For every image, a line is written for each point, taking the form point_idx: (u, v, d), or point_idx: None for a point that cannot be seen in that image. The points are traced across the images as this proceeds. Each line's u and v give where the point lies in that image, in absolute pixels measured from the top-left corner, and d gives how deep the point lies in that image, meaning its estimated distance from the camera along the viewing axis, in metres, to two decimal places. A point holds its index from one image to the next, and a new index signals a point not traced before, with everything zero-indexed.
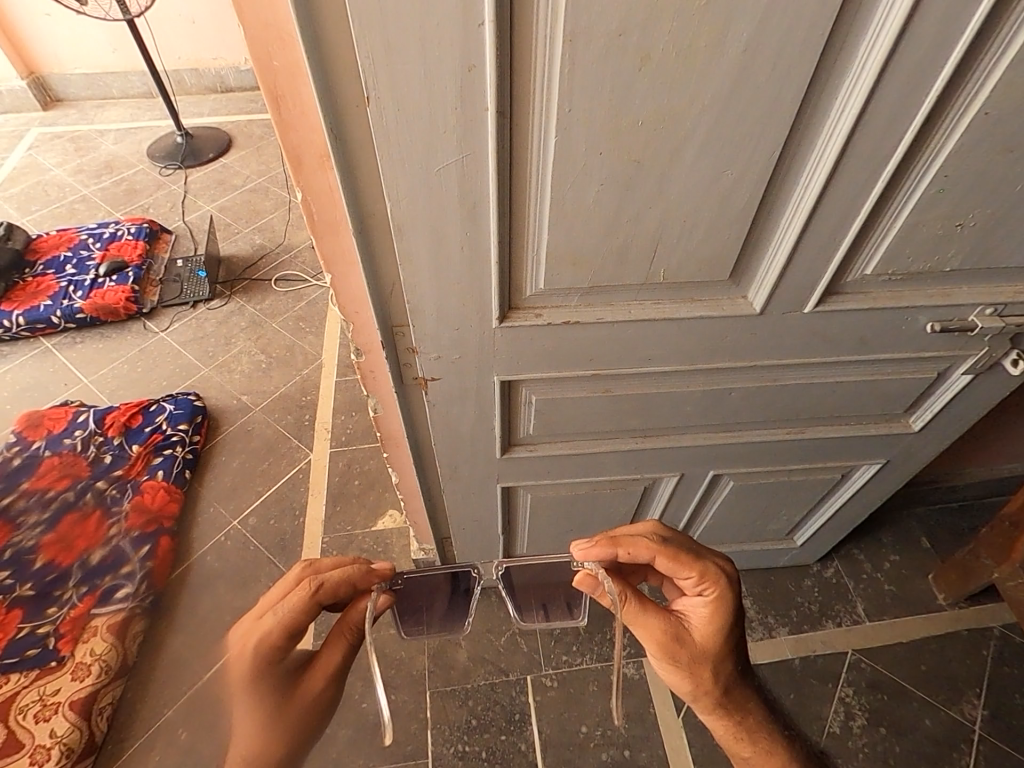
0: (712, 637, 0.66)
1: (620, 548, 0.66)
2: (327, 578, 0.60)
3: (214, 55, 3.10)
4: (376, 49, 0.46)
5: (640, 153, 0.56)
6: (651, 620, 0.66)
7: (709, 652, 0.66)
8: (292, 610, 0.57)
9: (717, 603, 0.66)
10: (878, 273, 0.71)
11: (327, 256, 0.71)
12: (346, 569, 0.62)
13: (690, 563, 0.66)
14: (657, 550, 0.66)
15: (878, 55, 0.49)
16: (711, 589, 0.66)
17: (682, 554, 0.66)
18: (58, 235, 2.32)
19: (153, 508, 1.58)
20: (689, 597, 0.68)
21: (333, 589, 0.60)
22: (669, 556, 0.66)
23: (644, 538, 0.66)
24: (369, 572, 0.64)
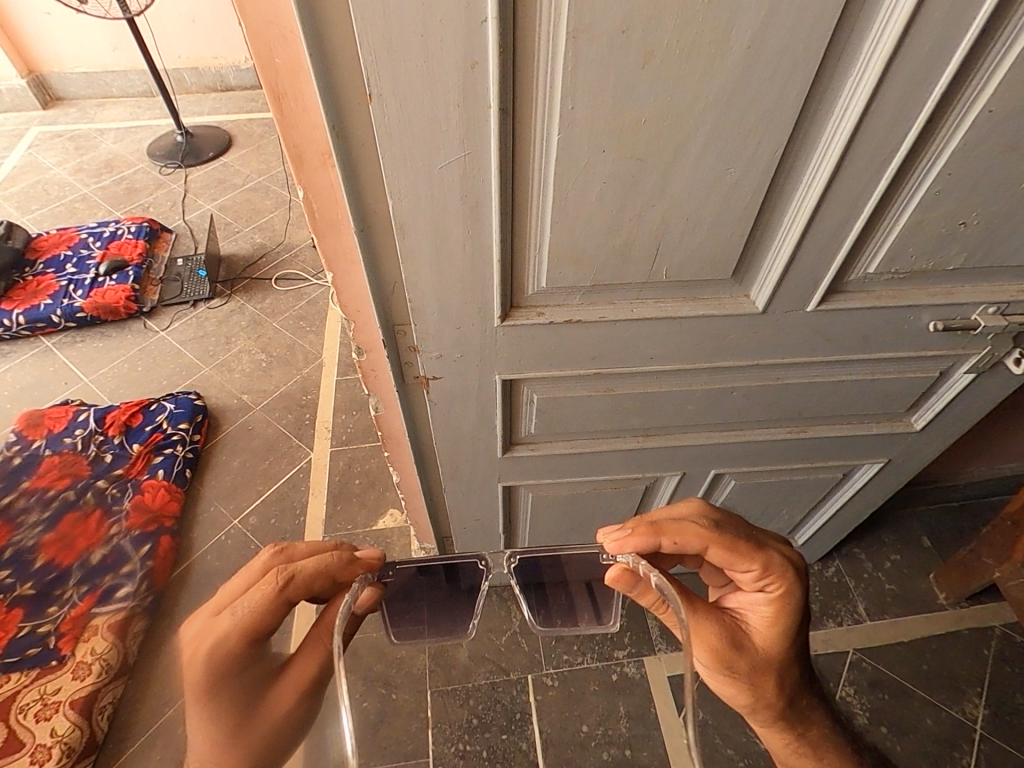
0: (773, 634, 0.63)
1: (664, 535, 0.60)
2: (298, 570, 0.55)
3: (214, 54, 3.10)
4: (378, 46, 0.46)
5: (642, 151, 0.55)
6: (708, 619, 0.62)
7: (771, 649, 0.63)
8: (256, 607, 0.52)
9: (782, 597, 0.62)
10: (881, 272, 0.71)
11: (328, 255, 0.71)
12: (322, 560, 0.57)
13: (750, 553, 0.62)
14: (710, 537, 0.60)
15: (883, 53, 0.49)
16: (775, 581, 0.62)
17: (741, 543, 0.62)
18: (58, 234, 2.32)
19: (154, 508, 1.57)
20: (751, 592, 0.64)
21: (305, 581, 0.55)
22: (723, 544, 0.61)
23: (693, 523, 0.61)
24: (351, 562, 0.60)
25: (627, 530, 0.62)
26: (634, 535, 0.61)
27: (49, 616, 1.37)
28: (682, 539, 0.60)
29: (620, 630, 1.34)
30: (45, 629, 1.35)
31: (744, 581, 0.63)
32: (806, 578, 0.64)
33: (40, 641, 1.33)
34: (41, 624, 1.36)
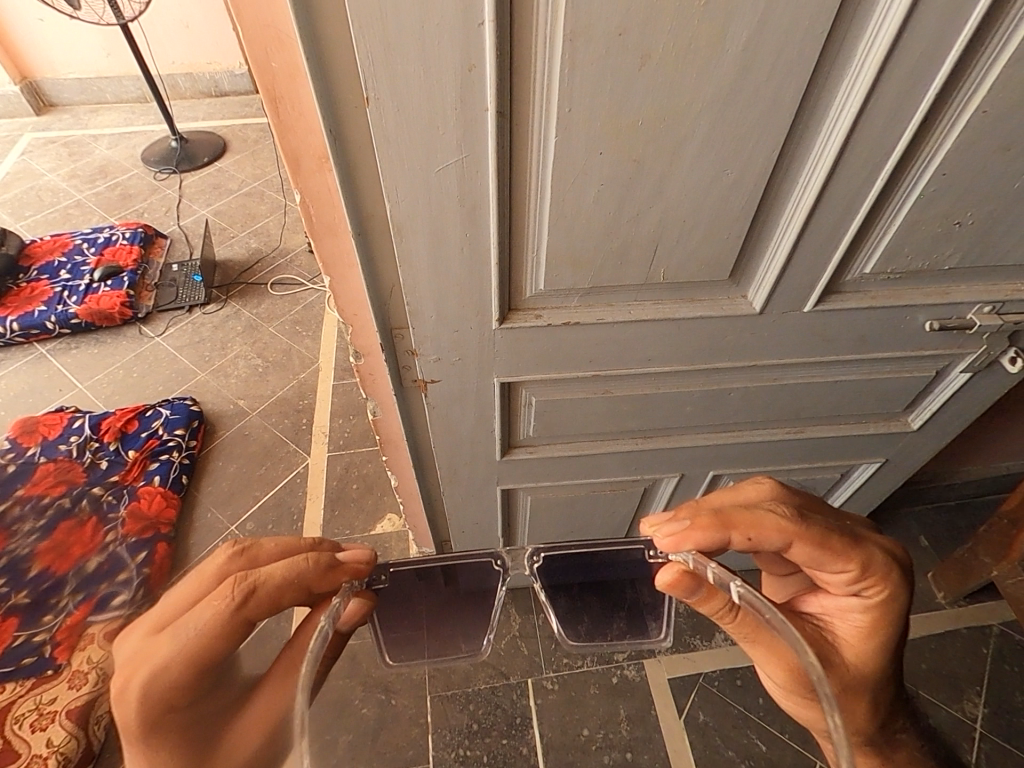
0: (863, 630, 0.59)
1: (736, 530, 0.55)
2: (262, 581, 0.51)
3: (208, 60, 3.10)
4: (376, 49, 0.46)
5: (640, 153, 0.56)
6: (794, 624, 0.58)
7: (862, 648, 0.60)
8: (207, 624, 0.48)
9: (873, 594, 0.59)
10: (877, 272, 0.71)
11: (326, 259, 0.71)
12: (290, 568, 0.53)
13: (845, 551, 0.58)
14: (794, 533, 0.56)
15: (878, 54, 0.49)
16: (869, 581, 0.58)
17: (835, 541, 0.58)
18: (52, 240, 2.31)
19: (150, 514, 1.56)
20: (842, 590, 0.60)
21: (269, 593, 0.51)
22: (809, 540, 0.57)
23: (776, 518, 0.55)
24: (325, 570, 0.56)
25: (685, 523, 0.56)
26: (694, 527, 0.56)
27: (45, 625, 1.36)
28: (758, 533, 0.54)
29: None
30: (41, 638, 1.33)
31: (839, 580, 0.60)
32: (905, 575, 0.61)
33: (36, 650, 1.31)
34: (37, 633, 1.35)
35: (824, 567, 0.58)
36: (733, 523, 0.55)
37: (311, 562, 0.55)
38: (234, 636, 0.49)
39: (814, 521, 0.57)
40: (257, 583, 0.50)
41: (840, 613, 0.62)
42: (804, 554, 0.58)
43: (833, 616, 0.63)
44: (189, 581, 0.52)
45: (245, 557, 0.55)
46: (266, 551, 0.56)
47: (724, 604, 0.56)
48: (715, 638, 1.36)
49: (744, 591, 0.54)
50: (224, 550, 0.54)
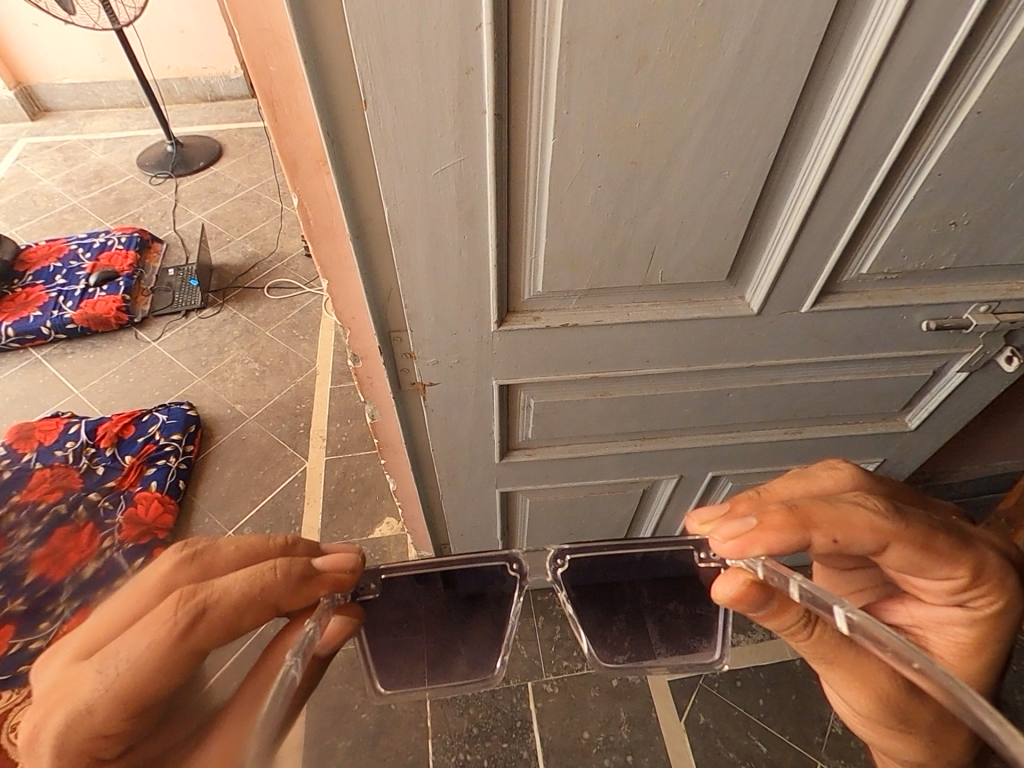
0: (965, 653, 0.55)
1: (818, 530, 0.47)
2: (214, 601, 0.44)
3: (203, 64, 3.10)
4: (373, 52, 0.46)
5: (637, 155, 0.56)
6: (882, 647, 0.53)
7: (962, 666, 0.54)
8: (143, 652, 0.40)
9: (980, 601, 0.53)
10: (873, 272, 0.72)
11: (323, 262, 0.70)
12: (250, 581, 0.46)
13: (954, 557, 0.52)
14: (891, 536, 0.48)
15: (873, 55, 0.50)
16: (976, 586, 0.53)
17: (944, 545, 0.51)
18: (47, 245, 2.30)
19: (147, 520, 1.55)
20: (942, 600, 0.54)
21: (223, 614, 0.44)
22: (913, 543, 0.49)
23: (869, 518, 0.48)
24: (295, 585, 0.50)
25: (751, 525, 0.48)
26: (764, 531, 0.47)
27: (41, 632, 1.35)
28: (848, 535, 0.47)
29: None
30: (37, 646, 1.32)
31: (940, 590, 0.54)
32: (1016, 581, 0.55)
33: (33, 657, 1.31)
34: (33, 640, 1.34)
35: (925, 572, 0.52)
36: (814, 523, 0.47)
37: (277, 572, 0.49)
38: (177, 670, 0.41)
39: (912, 520, 0.50)
40: (207, 601, 0.43)
41: (938, 626, 0.56)
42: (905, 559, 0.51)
43: (927, 628, 0.56)
44: (128, 596, 0.46)
45: (195, 568, 0.49)
46: (221, 558, 0.51)
47: (797, 618, 0.52)
48: None
49: (856, 615, 0.47)
50: (171, 557, 0.49)
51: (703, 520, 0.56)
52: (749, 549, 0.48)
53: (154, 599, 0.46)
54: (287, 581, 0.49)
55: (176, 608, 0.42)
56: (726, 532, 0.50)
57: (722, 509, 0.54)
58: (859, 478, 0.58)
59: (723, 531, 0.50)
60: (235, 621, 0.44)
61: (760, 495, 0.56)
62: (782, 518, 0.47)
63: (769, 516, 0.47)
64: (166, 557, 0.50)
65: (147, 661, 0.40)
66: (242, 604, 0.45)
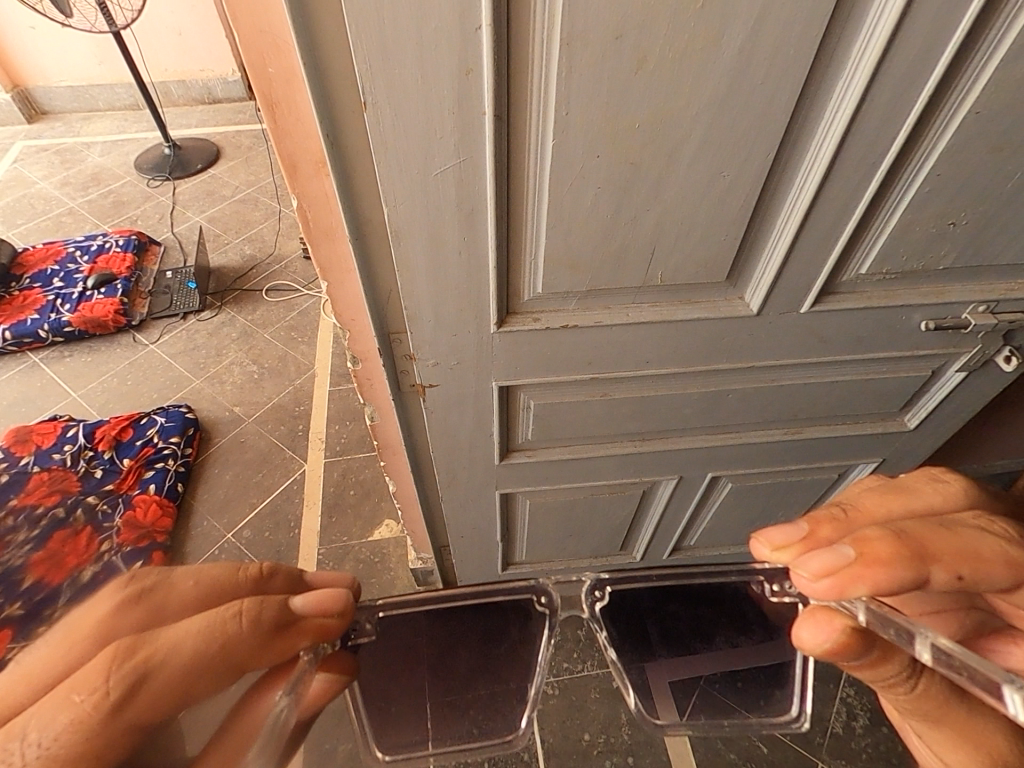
0: None
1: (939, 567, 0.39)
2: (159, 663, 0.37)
3: (201, 67, 3.10)
4: (373, 52, 0.46)
5: (636, 155, 0.56)
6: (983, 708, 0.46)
7: None
8: (63, 729, 0.33)
9: None
10: (872, 272, 0.72)
11: (323, 263, 0.70)
12: (206, 636, 0.40)
13: None
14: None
15: (873, 55, 0.50)
16: None
17: None
18: (44, 248, 2.30)
19: (145, 523, 1.55)
20: None
21: (170, 677, 0.37)
22: None
23: (998, 548, 0.41)
24: (264, 638, 0.43)
25: (851, 560, 0.39)
26: (865, 567, 0.38)
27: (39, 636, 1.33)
28: (975, 569, 0.39)
29: None
30: None
31: None
32: None
33: None
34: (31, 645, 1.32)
35: None
36: (933, 557, 0.39)
37: (242, 622, 0.42)
38: (111, 746, 0.35)
39: None
40: (152, 662, 0.37)
41: None
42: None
43: None
44: (56, 644, 0.39)
45: (141, 611, 0.42)
46: (175, 599, 0.44)
47: (898, 669, 0.46)
48: None
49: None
50: (112, 598, 0.42)
51: (775, 546, 0.45)
52: (849, 591, 0.38)
53: (92, 649, 0.39)
54: (254, 631, 0.43)
55: (111, 672, 0.36)
56: (817, 568, 0.40)
57: (801, 532, 0.45)
58: (974, 494, 0.48)
59: (815, 567, 0.40)
60: (188, 682, 0.39)
61: (846, 516, 0.46)
62: (889, 548, 0.38)
63: (872, 548, 0.39)
64: (106, 597, 0.43)
65: (72, 737, 0.33)
66: (193, 665, 0.39)
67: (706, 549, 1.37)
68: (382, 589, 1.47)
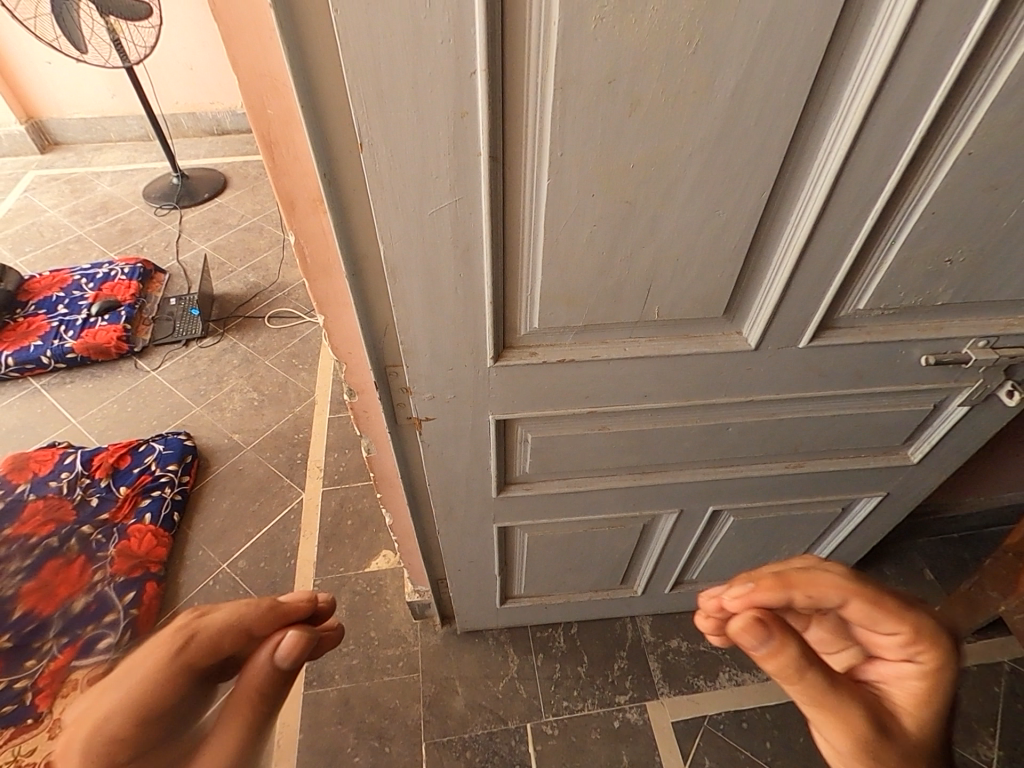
0: (927, 724, 0.49)
1: (797, 590, 0.50)
2: (209, 622, 0.46)
3: (211, 100, 3.17)
4: (369, 97, 0.47)
5: (631, 195, 0.56)
6: (847, 700, 0.47)
7: (925, 746, 0.48)
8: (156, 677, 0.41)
9: (936, 675, 0.49)
10: (870, 307, 0.71)
11: (319, 298, 0.70)
12: (240, 610, 0.48)
13: (894, 613, 0.50)
14: (850, 592, 0.49)
15: (863, 98, 0.50)
16: (927, 653, 0.49)
17: (883, 598, 0.50)
18: (51, 274, 2.31)
19: (139, 553, 1.52)
20: (892, 665, 0.51)
21: (215, 637, 0.45)
22: (868, 601, 0.49)
23: (830, 576, 0.50)
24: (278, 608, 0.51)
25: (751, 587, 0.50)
26: (759, 591, 0.50)
27: (27, 671, 1.30)
28: (818, 593, 0.50)
29: (621, 674, 1.35)
30: (22, 685, 1.28)
31: (887, 646, 0.50)
32: (960, 650, 0.51)
33: (17, 697, 1.26)
34: (18, 679, 1.29)
35: (881, 633, 0.50)
36: (792, 584, 0.50)
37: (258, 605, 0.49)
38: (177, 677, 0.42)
39: (878, 583, 0.51)
40: (203, 628, 0.45)
41: (898, 679, 0.50)
42: (856, 618, 0.50)
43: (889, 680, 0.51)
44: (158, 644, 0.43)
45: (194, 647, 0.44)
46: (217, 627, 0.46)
47: (789, 663, 0.45)
48: (719, 678, 1.35)
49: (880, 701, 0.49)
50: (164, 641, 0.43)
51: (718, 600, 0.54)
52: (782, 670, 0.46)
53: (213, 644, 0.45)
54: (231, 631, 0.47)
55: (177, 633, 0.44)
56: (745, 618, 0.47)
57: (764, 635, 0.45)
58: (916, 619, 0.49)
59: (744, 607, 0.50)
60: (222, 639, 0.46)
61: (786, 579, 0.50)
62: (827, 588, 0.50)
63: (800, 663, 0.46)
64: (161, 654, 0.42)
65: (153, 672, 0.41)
66: (222, 630, 0.46)
67: (710, 583, 1.34)
68: (380, 622, 1.44)
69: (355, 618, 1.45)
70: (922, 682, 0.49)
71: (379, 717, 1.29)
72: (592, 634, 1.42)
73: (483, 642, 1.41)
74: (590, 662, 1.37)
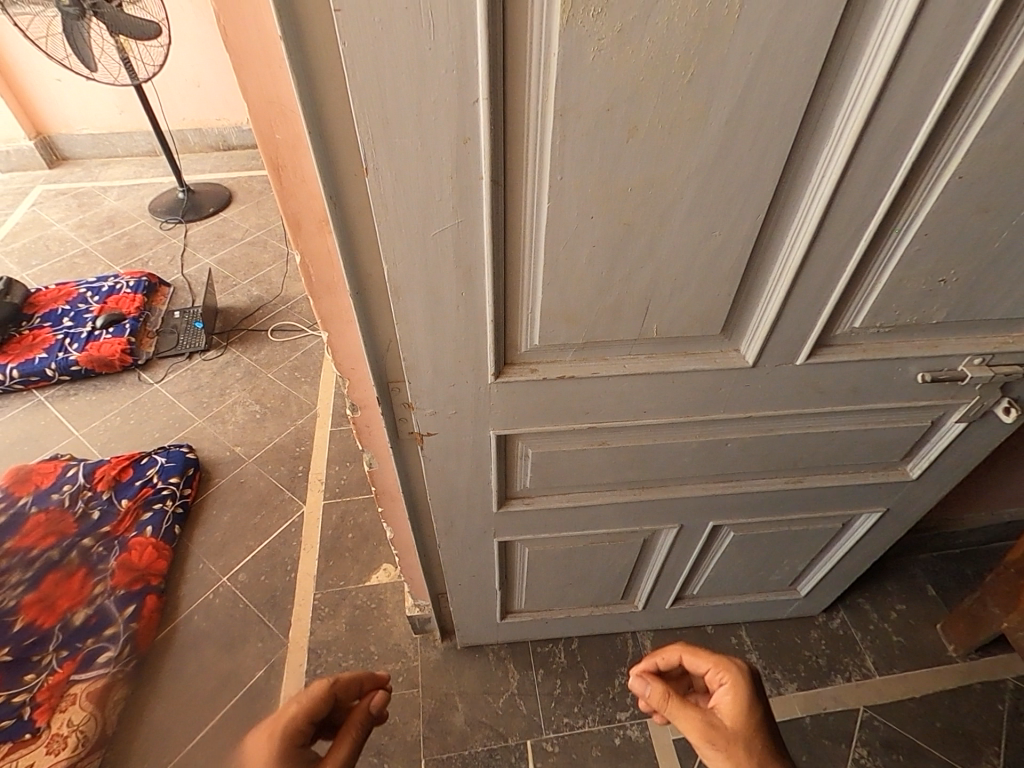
0: (740, 721, 0.71)
1: (656, 659, 0.84)
2: (343, 676, 0.75)
3: (217, 116, 3.22)
4: (374, 125, 0.48)
5: (629, 216, 0.57)
6: (681, 711, 0.75)
7: (742, 738, 0.69)
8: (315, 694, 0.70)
9: (737, 689, 0.74)
10: (866, 325, 0.72)
11: (324, 315, 0.71)
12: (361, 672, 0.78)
13: (705, 655, 0.79)
14: (679, 649, 0.82)
15: (854, 125, 0.52)
16: (726, 674, 0.75)
17: (698, 650, 0.80)
18: (57, 287, 2.34)
19: (140, 566, 1.53)
20: (719, 694, 0.76)
21: (346, 684, 0.75)
22: (687, 650, 0.81)
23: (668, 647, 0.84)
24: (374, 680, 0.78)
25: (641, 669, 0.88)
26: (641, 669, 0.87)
27: (26, 684, 1.29)
28: (660, 657, 0.83)
29: (622, 691, 1.35)
30: (21, 699, 1.27)
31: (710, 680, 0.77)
32: (758, 676, 0.75)
33: (15, 711, 1.25)
34: (17, 693, 1.28)
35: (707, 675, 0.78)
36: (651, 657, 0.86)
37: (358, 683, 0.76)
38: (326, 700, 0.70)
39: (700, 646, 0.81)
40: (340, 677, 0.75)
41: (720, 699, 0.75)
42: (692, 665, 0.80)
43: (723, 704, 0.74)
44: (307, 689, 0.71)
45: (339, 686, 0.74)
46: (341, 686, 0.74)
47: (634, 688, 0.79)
48: None
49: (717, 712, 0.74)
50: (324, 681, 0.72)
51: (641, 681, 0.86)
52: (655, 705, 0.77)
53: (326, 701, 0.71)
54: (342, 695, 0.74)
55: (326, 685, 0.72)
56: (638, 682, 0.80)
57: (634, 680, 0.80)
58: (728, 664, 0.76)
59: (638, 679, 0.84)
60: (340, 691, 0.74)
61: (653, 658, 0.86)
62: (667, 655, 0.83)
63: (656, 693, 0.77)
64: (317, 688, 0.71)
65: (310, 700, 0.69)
66: (351, 681, 0.75)
67: (710, 598, 1.33)
68: (380, 637, 1.43)
69: (355, 633, 1.44)
70: (729, 696, 0.74)
71: (378, 733, 1.29)
72: (593, 649, 1.41)
73: (483, 657, 1.40)
74: (591, 678, 1.37)
